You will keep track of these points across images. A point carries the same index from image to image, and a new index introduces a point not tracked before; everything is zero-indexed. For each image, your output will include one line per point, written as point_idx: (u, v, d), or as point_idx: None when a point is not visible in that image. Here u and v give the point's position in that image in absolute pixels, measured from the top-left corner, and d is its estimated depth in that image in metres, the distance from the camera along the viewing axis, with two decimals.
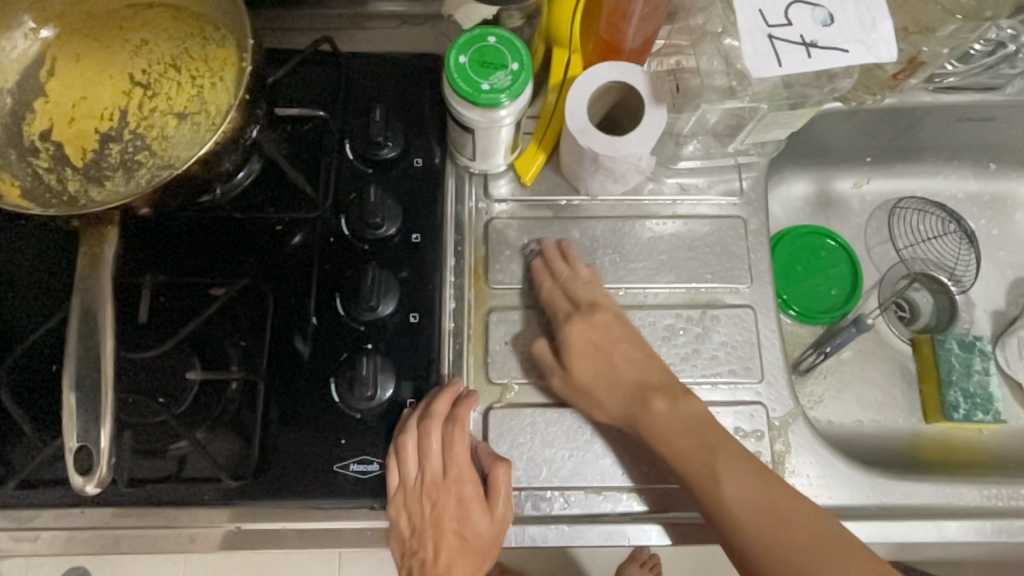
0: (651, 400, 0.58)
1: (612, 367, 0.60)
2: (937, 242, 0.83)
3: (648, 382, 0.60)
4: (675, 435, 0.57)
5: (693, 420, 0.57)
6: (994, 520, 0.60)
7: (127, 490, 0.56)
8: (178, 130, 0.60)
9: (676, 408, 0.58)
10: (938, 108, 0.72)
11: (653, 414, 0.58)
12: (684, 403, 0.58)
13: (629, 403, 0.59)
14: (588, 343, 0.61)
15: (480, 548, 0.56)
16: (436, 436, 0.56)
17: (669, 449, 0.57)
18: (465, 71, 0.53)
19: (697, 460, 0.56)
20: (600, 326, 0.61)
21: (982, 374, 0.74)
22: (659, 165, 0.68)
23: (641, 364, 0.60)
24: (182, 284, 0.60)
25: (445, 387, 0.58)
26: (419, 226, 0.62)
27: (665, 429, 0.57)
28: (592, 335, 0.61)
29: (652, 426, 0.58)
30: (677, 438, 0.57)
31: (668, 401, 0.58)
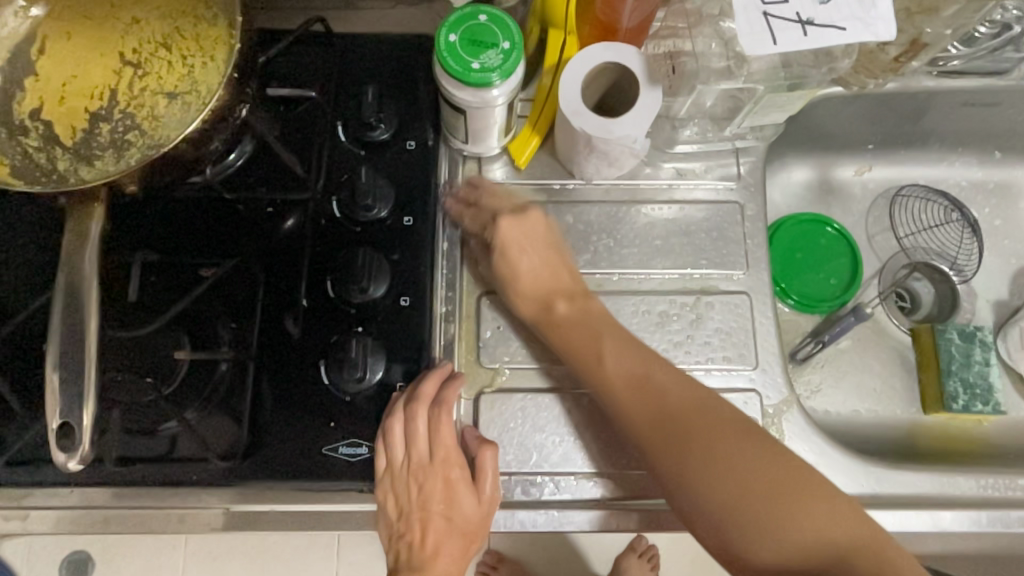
0: (554, 301, 0.60)
1: (528, 265, 0.61)
2: (939, 231, 0.82)
3: (558, 289, 0.60)
4: (575, 328, 0.58)
5: (588, 318, 0.59)
6: (989, 510, 0.59)
7: (116, 469, 0.56)
8: (169, 109, 0.59)
9: (578, 314, 0.59)
10: (942, 93, 0.71)
11: (558, 316, 0.59)
12: (586, 315, 0.59)
13: (536, 309, 0.60)
14: (531, 272, 0.61)
15: (467, 530, 0.56)
16: (421, 419, 0.56)
17: (564, 339, 0.58)
18: (455, 49, 0.52)
19: (582, 341, 0.58)
20: (525, 224, 0.61)
21: (982, 365, 0.72)
22: (656, 148, 0.67)
23: (554, 267, 0.61)
24: (173, 264, 0.59)
25: (433, 369, 0.58)
26: (411, 208, 0.62)
27: (564, 326, 0.59)
28: (517, 234, 0.61)
29: (558, 325, 0.59)
30: (575, 334, 0.58)
31: (571, 304, 0.59)
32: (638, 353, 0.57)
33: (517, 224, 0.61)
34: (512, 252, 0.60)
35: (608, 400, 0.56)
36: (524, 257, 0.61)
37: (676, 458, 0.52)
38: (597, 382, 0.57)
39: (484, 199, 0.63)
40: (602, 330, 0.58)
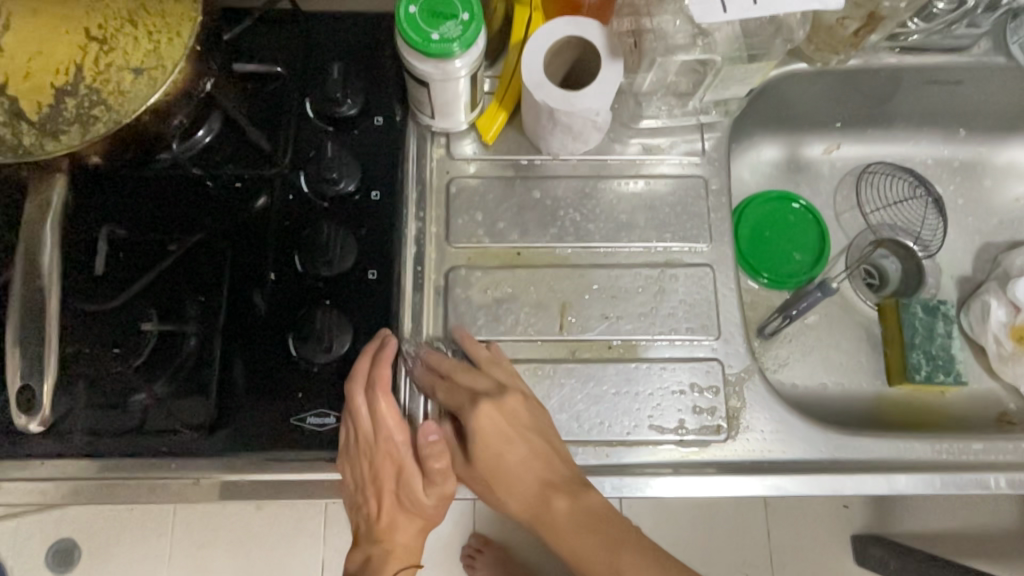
0: (549, 498, 0.55)
1: (504, 463, 0.56)
2: (904, 207, 0.83)
3: (548, 480, 0.56)
4: (576, 537, 0.53)
5: (593, 518, 0.53)
6: (943, 474, 0.61)
7: (89, 440, 0.57)
8: (135, 85, 0.60)
9: (580, 513, 0.54)
10: (904, 70, 0.72)
11: (553, 516, 0.54)
12: (587, 517, 0.54)
13: (533, 504, 0.55)
14: (517, 460, 0.56)
15: (419, 509, 0.58)
16: (361, 400, 0.55)
17: (571, 549, 0.54)
18: (415, 21, 0.52)
19: (595, 551, 0.53)
20: (508, 414, 0.56)
21: (945, 338, 0.74)
22: (621, 124, 0.68)
23: (535, 459, 0.56)
24: (140, 240, 0.60)
25: (366, 349, 0.57)
26: (378, 183, 0.62)
27: (563, 532, 0.54)
28: (491, 427, 0.56)
29: (555, 529, 0.54)
30: (577, 539, 0.53)
31: (570, 501, 0.54)
32: (659, 565, 0.52)
33: (495, 408, 0.56)
34: (495, 448, 0.56)
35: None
36: (503, 451, 0.56)
37: None
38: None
39: (452, 378, 0.58)
40: (621, 542, 0.53)
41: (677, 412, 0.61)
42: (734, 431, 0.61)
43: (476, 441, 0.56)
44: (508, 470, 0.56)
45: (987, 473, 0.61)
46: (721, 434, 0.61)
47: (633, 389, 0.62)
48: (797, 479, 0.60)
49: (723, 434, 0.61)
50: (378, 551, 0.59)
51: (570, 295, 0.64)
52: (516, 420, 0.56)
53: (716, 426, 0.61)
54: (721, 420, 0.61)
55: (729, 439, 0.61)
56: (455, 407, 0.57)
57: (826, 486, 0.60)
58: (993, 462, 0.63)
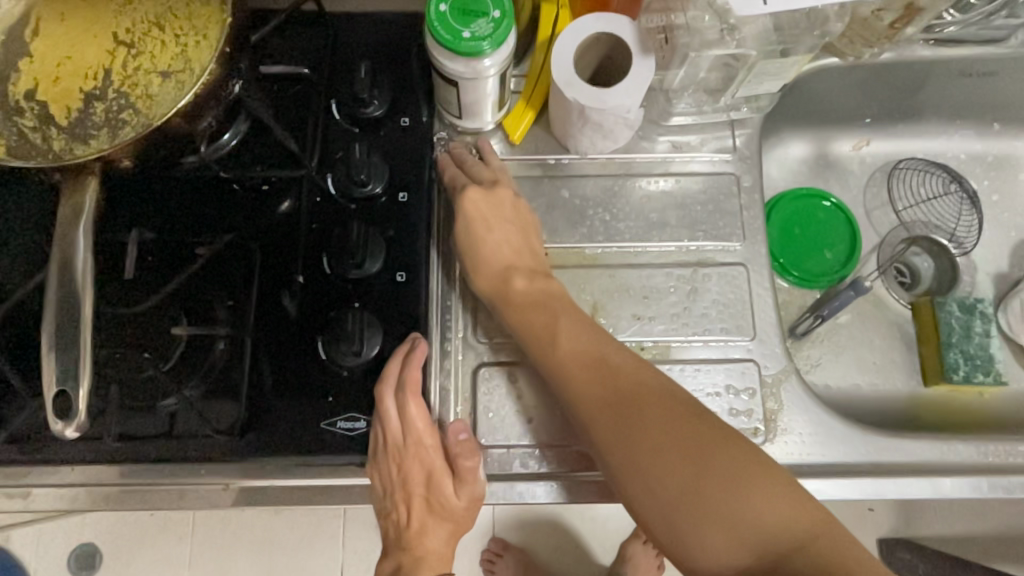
0: (635, 403, 0.51)
1: (509, 274, 0.58)
2: (937, 204, 0.81)
3: (620, 385, 0.52)
4: (575, 360, 0.54)
5: (591, 344, 0.54)
6: (990, 477, 0.59)
7: (120, 446, 0.56)
8: (163, 88, 0.59)
9: (670, 420, 0.49)
10: (938, 62, 0.70)
11: (556, 339, 0.55)
12: (676, 425, 0.49)
13: (527, 318, 0.56)
14: (583, 371, 0.53)
15: (450, 513, 0.58)
16: (391, 402, 0.55)
17: (565, 375, 0.54)
18: (445, 19, 0.52)
19: (587, 383, 0.53)
20: (570, 322, 0.56)
21: (983, 337, 0.72)
22: (650, 122, 0.67)
23: (546, 287, 0.58)
24: (169, 243, 0.59)
25: (395, 352, 0.56)
26: (406, 184, 0.62)
27: (646, 436, 0.49)
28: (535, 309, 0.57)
29: (552, 348, 0.55)
30: (574, 360, 0.54)
31: (649, 407, 0.50)
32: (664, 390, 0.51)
33: (506, 223, 0.60)
34: (506, 275, 0.58)
35: (697, 530, 0.45)
36: (510, 272, 0.58)
37: (627, 438, 0.49)
38: (715, 527, 0.45)
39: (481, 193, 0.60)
40: (716, 455, 0.47)
41: (712, 415, 0.60)
42: (771, 434, 0.60)
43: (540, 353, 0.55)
44: (572, 380, 0.53)
45: None
46: (759, 437, 0.60)
47: None
48: (837, 483, 0.58)
49: (760, 437, 0.60)
50: (409, 559, 0.59)
51: (600, 295, 0.63)
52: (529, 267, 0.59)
53: (753, 428, 0.60)
54: (758, 422, 0.60)
55: (767, 442, 0.60)
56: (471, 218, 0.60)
57: (868, 490, 0.58)
58: None
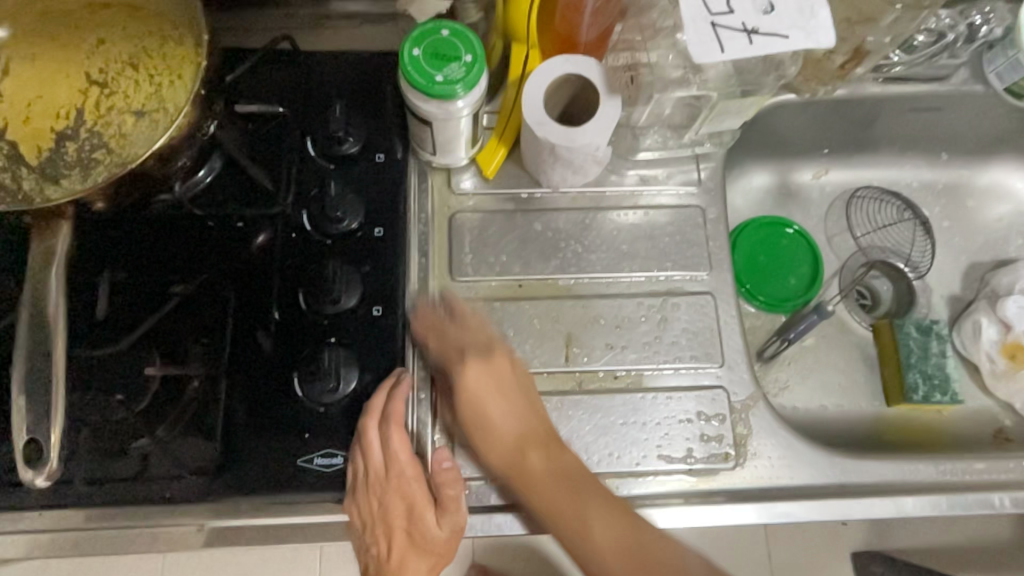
0: (525, 452, 0.55)
1: (489, 420, 0.56)
2: (893, 230, 0.85)
3: (526, 434, 0.55)
4: (551, 487, 0.53)
5: (571, 470, 0.54)
6: (948, 494, 0.62)
7: (90, 489, 0.56)
8: (136, 128, 0.60)
9: (555, 469, 0.54)
10: (888, 98, 0.74)
11: (529, 468, 0.54)
12: (562, 467, 0.54)
13: (510, 456, 0.55)
14: (502, 420, 0.56)
15: (432, 546, 0.55)
16: (374, 433, 0.55)
17: (546, 506, 0.53)
18: (419, 63, 0.53)
19: (563, 503, 0.52)
20: (495, 370, 0.57)
21: (940, 357, 0.76)
22: (619, 157, 0.69)
23: (518, 409, 0.56)
24: (142, 282, 0.59)
25: (380, 385, 0.57)
26: (381, 220, 0.63)
27: (535, 484, 0.53)
28: (488, 378, 0.56)
29: (529, 479, 0.54)
30: (557, 488, 0.53)
31: (546, 457, 0.54)
32: (620, 512, 0.52)
33: (487, 370, 0.57)
34: (482, 401, 0.56)
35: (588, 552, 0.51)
36: (486, 407, 0.56)
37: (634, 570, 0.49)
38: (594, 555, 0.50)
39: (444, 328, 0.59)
40: (582, 494, 0.52)
41: (684, 441, 0.61)
42: (742, 458, 0.62)
43: (463, 399, 0.56)
44: (498, 432, 0.55)
45: (990, 492, 0.62)
46: (730, 462, 0.61)
47: (640, 419, 0.62)
48: (805, 506, 0.60)
49: (731, 461, 0.61)
50: None
51: (574, 326, 0.64)
52: (501, 385, 0.56)
53: (724, 453, 0.61)
54: (729, 447, 0.62)
55: (737, 466, 0.62)
56: (445, 358, 0.58)
57: (834, 511, 0.60)
58: (995, 481, 0.64)
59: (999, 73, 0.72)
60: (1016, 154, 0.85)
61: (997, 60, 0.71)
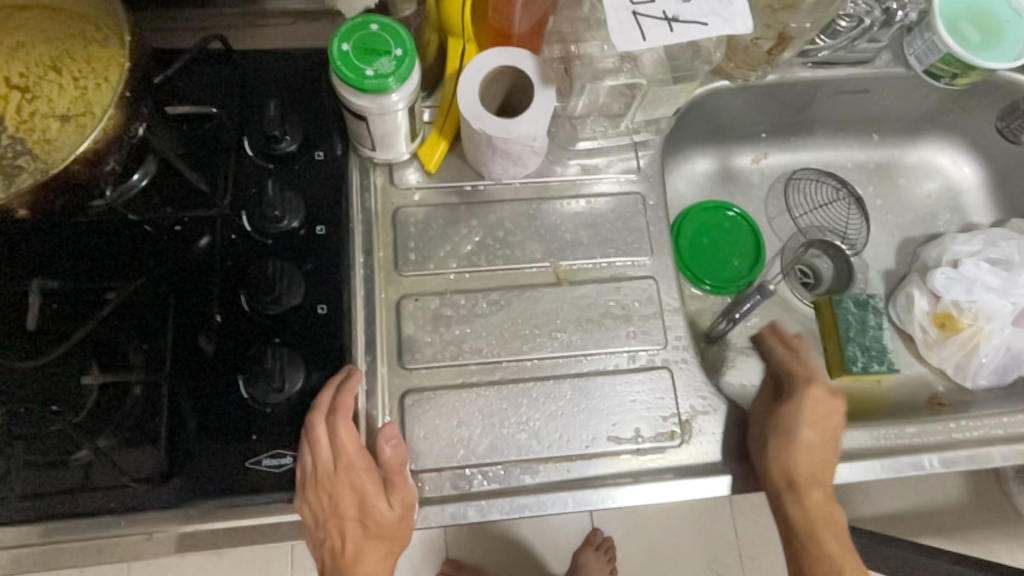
0: (810, 488, 0.61)
1: (762, 455, 0.61)
2: (830, 210, 0.88)
3: (818, 473, 0.62)
4: (822, 519, 0.62)
5: (829, 508, 0.62)
6: (883, 459, 0.65)
7: (26, 503, 0.55)
8: (61, 133, 0.58)
9: (825, 501, 0.62)
10: (816, 82, 0.77)
11: (811, 501, 0.61)
12: (823, 510, 0.62)
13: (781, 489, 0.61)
14: (806, 448, 0.61)
15: (384, 533, 0.56)
16: (322, 428, 0.55)
17: (814, 528, 0.61)
18: (348, 57, 0.53)
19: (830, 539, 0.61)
20: (815, 401, 0.63)
21: (876, 329, 0.79)
22: (559, 147, 0.71)
23: (822, 435, 0.62)
24: (76, 290, 0.58)
25: (329, 379, 0.58)
26: (322, 217, 0.62)
27: (813, 516, 0.62)
28: (819, 409, 0.63)
29: (810, 509, 0.61)
30: (825, 519, 0.62)
31: (826, 490, 0.62)
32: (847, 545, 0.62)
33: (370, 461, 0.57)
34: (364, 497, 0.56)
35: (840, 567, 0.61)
36: (776, 439, 0.62)
37: None
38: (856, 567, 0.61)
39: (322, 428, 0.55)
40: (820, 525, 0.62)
41: (631, 422, 0.63)
42: (688, 435, 0.64)
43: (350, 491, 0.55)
44: (788, 459, 0.61)
45: (920, 454, 0.66)
46: (676, 439, 0.63)
47: (590, 403, 0.63)
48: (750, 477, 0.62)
49: (677, 439, 0.63)
50: None
51: (523, 315, 0.65)
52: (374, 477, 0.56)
53: (670, 431, 0.63)
54: (674, 425, 0.64)
55: (683, 443, 0.63)
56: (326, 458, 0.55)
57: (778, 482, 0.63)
58: (926, 443, 0.67)
59: (917, 56, 0.75)
60: (942, 132, 0.89)
61: (915, 43, 0.74)
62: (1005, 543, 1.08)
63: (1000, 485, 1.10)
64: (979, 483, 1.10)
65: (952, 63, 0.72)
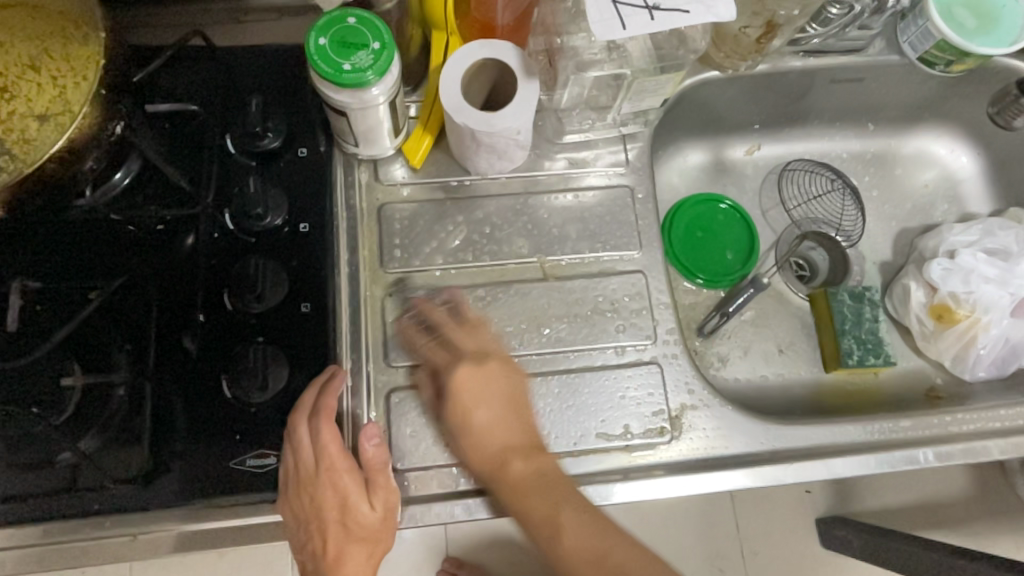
0: (505, 461, 0.55)
1: (490, 429, 0.56)
2: (825, 201, 0.87)
3: (511, 442, 0.56)
4: (529, 494, 0.54)
5: (548, 478, 0.55)
6: (878, 453, 0.64)
7: (11, 505, 0.54)
8: (40, 132, 0.58)
9: (534, 474, 0.55)
10: (808, 71, 0.76)
11: (509, 475, 0.55)
12: (541, 480, 0.55)
13: (489, 465, 0.56)
14: (484, 431, 0.56)
15: (366, 534, 0.56)
16: (305, 428, 0.54)
17: (526, 503, 0.54)
18: (325, 52, 0.52)
19: (540, 506, 0.53)
20: (490, 377, 0.57)
21: (872, 322, 0.78)
22: (546, 140, 0.70)
23: (511, 399, 0.57)
24: (59, 290, 0.58)
25: (315, 379, 0.57)
26: (305, 215, 0.61)
27: (518, 490, 0.54)
28: (485, 387, 0.57)
29: (510, 486, 0.55)
30: (530, 493, 0.54)
31: (527, 462, 0.55)
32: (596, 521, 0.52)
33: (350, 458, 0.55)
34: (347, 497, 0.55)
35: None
36: (474, 412, 0.57)
37: None
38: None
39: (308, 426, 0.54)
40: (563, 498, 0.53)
41: (621, 418, 0.62)
42: (678, 431, 0.63)
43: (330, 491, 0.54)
44: (478, 433, 0.56)
45: (916, 448, 0.65)
46: (666, 436, 0.63)
47: (578, 399, 0.62)
48: (741, 473, 0.61)
49: (667, 435, 0.62)
50: None
51: (510, 311, 0.64)
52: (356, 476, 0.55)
53: (660, 427, 0.63)
54: (664, 421, 0.63)
55: (673, 439, 0.63)
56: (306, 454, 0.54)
57: (770, 477, 0.62)
58: (921, 436, 0.66)
59: (911, 43, 0.74)
60: (939, 120, 0.87)
61: (909, 30, 0.73)
62: (1010, 537, 1.07)
63: (1004, 477, 1.08)
64: (982, 475, 1.09)
65: (946, 49, 0.70)
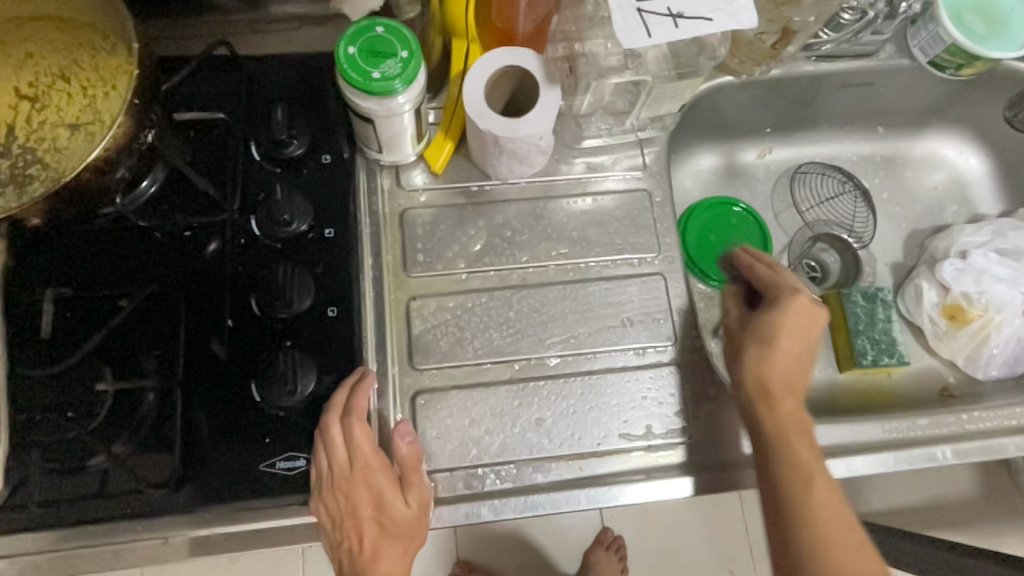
0: (782, 397, 0.59)
1: (777, 359, 0.60)
2: (836, 203, 0.88)
3: (792, 378, 0.60)
4: (793, 433, 0.58)
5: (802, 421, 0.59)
6: (897, 451, 0.65)
7: (44, 510, 0.55)
8: (71, 141, 0.58)
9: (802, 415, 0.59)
10: (821, 75, 0.77)
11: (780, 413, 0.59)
12: (799, 423, 0.59)
13: (766, 395, 0.59)
14: (790, 359, 0.60)
15: (401, 532, 0.57)
16: (337, 428, 0.55)
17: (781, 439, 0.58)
18: (354, 60, 0.53)
19: (801, 448, 0.57)
20: (799, 310, 0.60)
21: (885, 322, 0.79)
22: (565, 145, 0.71)
23: (804, 342, 0.60)
24: (88, 297, 0.59)
25: (346, 378, 0.58)
26: (330, 221, 0.62)
27: (785, 425, 0.58)
28: (799, 320, 0.59)
29: (775, 418, 0.59)
30: (791, 432, 0.58)
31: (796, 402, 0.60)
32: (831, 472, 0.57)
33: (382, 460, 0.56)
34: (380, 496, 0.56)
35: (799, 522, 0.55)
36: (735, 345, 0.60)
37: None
38: (813, 527, 0.54)
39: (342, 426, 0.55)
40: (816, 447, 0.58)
41: (643, 418, 0.63)
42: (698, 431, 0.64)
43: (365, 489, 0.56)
44: (767, 364, 0.60)
45: (933, 446, 0.65)
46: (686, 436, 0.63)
47: (600, 400, 0.63)
48: None
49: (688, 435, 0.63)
50: None
51: (531, 314, 0.65)
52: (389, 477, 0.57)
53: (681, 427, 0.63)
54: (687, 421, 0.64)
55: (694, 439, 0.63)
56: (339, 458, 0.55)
57: None
58: (938, 434, 0.67)
59: (922, 47, 0.75)
60: (948, 123, 0.88)
61: (919, 34, 0.74)
62: (1018, 535, 1.08)
63: (1011, 475, 1.10)
64: (990, 474, 1.09)
65: (957, 53, 0.71)
